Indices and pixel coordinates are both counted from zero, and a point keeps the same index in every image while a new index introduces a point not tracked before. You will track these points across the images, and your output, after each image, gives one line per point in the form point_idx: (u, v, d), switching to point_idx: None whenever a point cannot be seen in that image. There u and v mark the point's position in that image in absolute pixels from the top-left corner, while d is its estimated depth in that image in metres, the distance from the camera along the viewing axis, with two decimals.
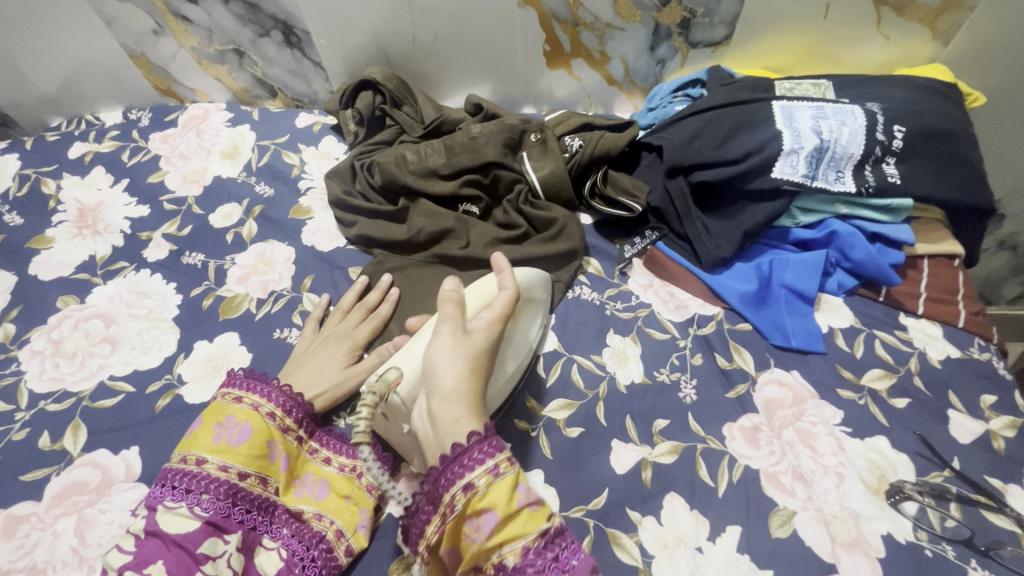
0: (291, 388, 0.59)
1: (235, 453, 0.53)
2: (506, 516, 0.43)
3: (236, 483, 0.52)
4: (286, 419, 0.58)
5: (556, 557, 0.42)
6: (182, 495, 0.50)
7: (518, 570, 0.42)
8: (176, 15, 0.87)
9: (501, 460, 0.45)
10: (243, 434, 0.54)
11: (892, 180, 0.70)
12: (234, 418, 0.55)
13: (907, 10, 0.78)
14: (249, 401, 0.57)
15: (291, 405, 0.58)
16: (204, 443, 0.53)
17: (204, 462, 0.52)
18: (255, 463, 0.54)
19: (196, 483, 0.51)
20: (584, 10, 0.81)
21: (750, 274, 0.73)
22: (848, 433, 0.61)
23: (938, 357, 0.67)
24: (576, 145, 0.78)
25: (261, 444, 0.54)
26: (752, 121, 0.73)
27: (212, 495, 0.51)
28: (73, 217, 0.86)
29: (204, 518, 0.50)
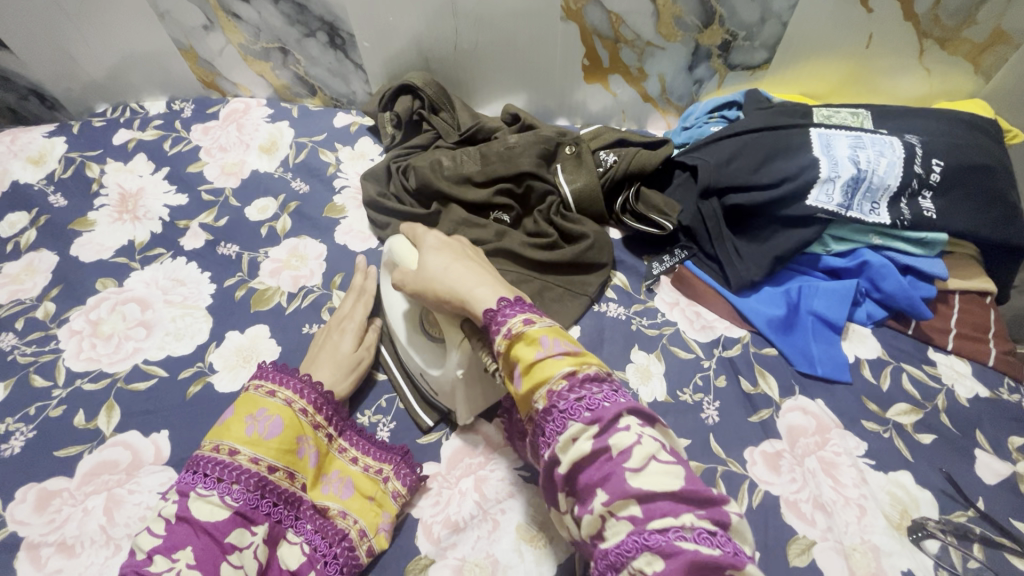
0: (322, 386, 0.61)
1: (266, 446, 0.54)
2: (528, 368, 0.46)
3: (266, 476, 0.53)
4: (316, 416, 0.60)
5: (580, 398, 0.43)
6: (213, 484, 0.51)
7: (547, 412, 0.44)
8: (227, 12, 0.89)
9: (523, 318, 0.48)
10: (274, 428, 0.55)
11: (927, 214, 0.70)
12: (266, 412, 0.56)
13: (951, 44, 0.78)
14: (281, 396, 0.58)
15: (321, 402, 0.60)
16: (236, 434, 0.54)
17: (236, 453, 0.53)
18: (283, 458, 0.55)
19: (228, 473, 0.52)
20: (626, 27, 0.82)
21: (779, 298, 0.72)
22: (871, 465, 0.61)
23: (967, 395, 0.66)
24: (610, 160, 0.79)
25: (292, 440, 0.56)
26: (790, 147, 0.73)
27: (242, 485, 0.52)
28: (114, 202, 0.88)
29: (233, 508, 0.51)
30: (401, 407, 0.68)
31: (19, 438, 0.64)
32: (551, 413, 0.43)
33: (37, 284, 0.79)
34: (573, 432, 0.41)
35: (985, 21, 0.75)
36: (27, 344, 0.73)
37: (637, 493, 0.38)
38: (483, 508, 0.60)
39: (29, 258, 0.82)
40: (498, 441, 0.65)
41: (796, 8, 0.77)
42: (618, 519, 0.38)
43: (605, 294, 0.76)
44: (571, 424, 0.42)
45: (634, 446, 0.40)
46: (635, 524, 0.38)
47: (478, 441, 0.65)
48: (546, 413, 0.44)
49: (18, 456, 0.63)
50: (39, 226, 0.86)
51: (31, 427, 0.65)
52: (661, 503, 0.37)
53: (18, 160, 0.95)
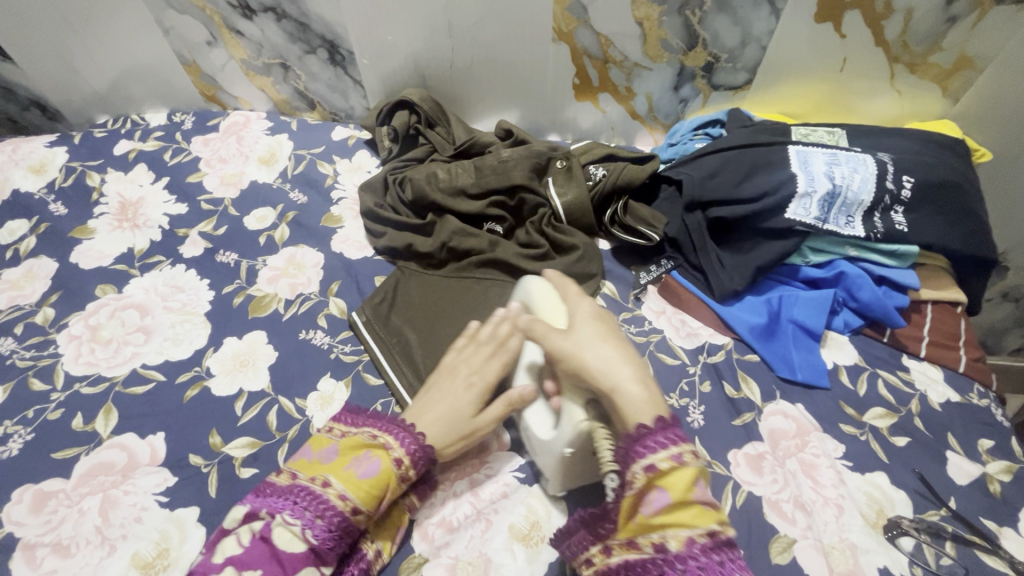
0: (428, 442, 0.57)
1: (357, 487, 0.52)
2: (675, 507, 0.44)
3: (349, 518, 0.52)
4: (409, 469, 0.55)
5: (722, 563, 0.41)
6: (301, 514, 0.51)
7: (679, 561, 0.42)
8: (231, 28, 0.92)
9: (676, 451, 0.45)
10: (370, 470, 0.54)
11: (899, 228, 0.73)
12: (368, 454, 0.55)
13: (920, 68, 0.82)
14: (383, 440, 0.56)
15: (418, 456, 0.55)
16: (335, 468, 0.54)
17: (328, 486, 0.52)
18: (371, 503, 0.53)
19: (315, 506, 0.51)
20: (614, 48, 0.86)
21: (760, 307, 0.76)
22: (849, 467, 0.64)
23: (939, 400, 0.69)
24: (599, 174, 0.83)
25: (382, 489, 0.53)
26: (770, 163, 0.77)
27: (325, 523, 0.51)
28: (114, 210, 0.90)
29: (310, 545, 0.50)
30: (396, 410, 0.69)
31: (17, 440, 0.65)
32: (679, 563, 0.42)
33: (37, 291, 0.80)
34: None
35: (950, 47, 0.79)
36: (26, 348, 0.74)
37: None
38: (477, 509, 0.62)
39: (29, 265, 0.84)
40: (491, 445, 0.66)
41: (774, 34, 0.81)
42: None
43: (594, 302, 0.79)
44: None
45: None
46: None
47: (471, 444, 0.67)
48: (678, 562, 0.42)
49: (15, 458, 0.64)
50: (40, 233, 0.87)
51: (30, 430, 0.66)
52: None
53: (19, 169, 0.96)
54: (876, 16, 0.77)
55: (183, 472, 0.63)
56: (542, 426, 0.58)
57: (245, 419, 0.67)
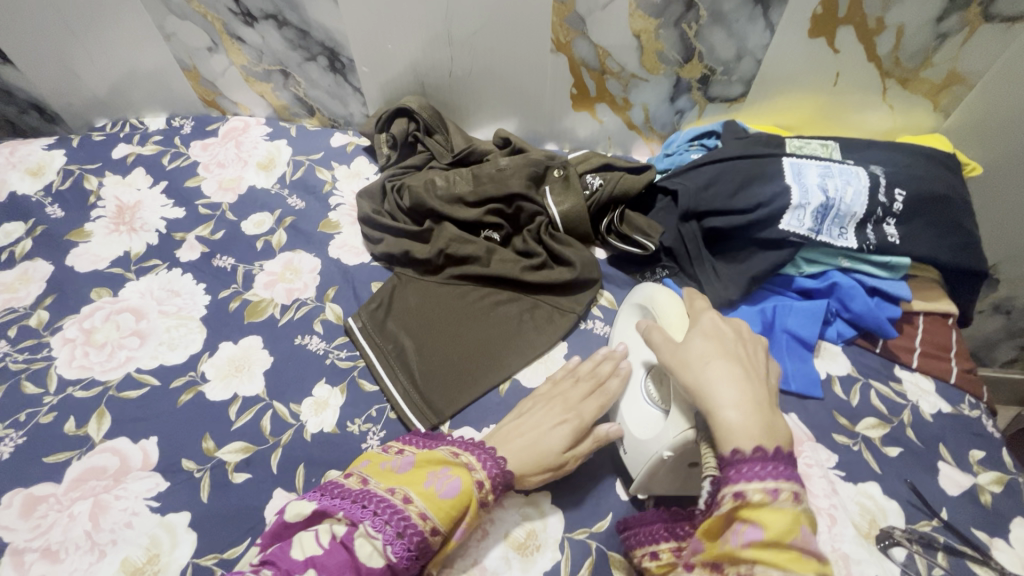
0: (505, 464, 0.57)
1: (439, 506, 0.52)
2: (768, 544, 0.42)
3: (427, 536, 0.51)
4: (488, 491, 0.55)
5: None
6: (381, 526, 0.50)
7: None
8: (232, 35, 0.93)
9: (781, 488, 0.43)
10: (452, 490, 0.53)
11: (891, 239, 0.75)
12: (448, 471, 0.55)
13: (912, 83, 0.84)
14: (465, 461, 0.56)
15: (497, 478, 0.56)
16: (415, 484, 0.53)
17: (410, 501, 0.52)
18: (448, 525, 0.52)
19: (396, 520, 0.50)
20: (612, 60, 0.87)
21: (755, 316, 0.75)
22: (841, 477, 0.64)
23: (930, 411, 0.70)
24: (596, 184, 0.84)
25: (463, 509, 0.53)
26: (764, 175, 0.77)
27: (406, 539, 0.50)
28: (111, 213, 0.90)
29: (389, 562, 0.49)
30: (391, 416, 0.69)
31: (8, 444, 0.65)
32: None
33: (31, 293, 0.80)
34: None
35: (941, 63, 0.80)
36: (19, 351, 0.73)
37: None
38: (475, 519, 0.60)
39: (24, 267, 0.83)
40: None
41: (769, 47, 0.83)
42: None
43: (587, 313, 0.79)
44: None
45: None
46: None
47: None
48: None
49: (6, 461, 0.63)
50: (36, 236, 0.87)
51: (21, 433, 0.66)
52: None
53: (16, 171, 0.96)
54: (868, 32, 0.79)
55: (175, 477, 0.63)
56: (646, 430, 0.59)
57: (239, 423, 0.67)
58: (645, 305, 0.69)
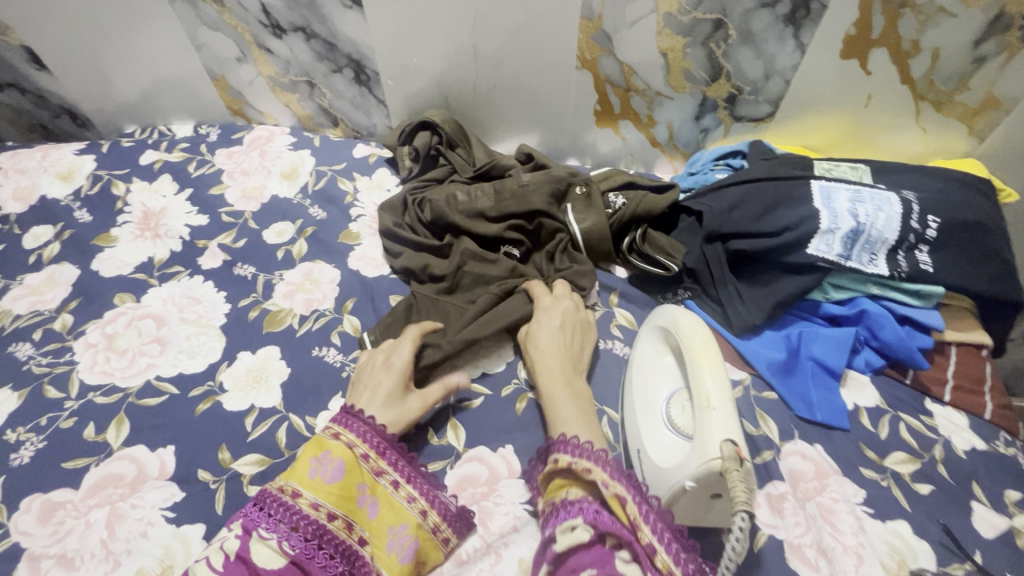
0: (384, 429, 0.62)
1: (326, 491, 0.55)
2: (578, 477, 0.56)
3: (324, 523, 0.54)
4: (378, 461, 0.60)
5: (597, 510, 0.52)
6: (274, 526, 0.53)
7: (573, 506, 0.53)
8: (261, 46, 0.94)
9: (589, 465, 0.55)
10: (336, 472, 0.57)
11: (924, 267, 0.72)
12: (329, 455, 0.58)
13: (946, 107, 0.81)
14: (341, 438, 0.60)
15: (382, 445, 0.61)
16: (300, 478, 0.56)
17: (298, 496, 0.55)
18: (342, 506, 0.56)
19: (290, 518, 0.53)
20: (637, 77, 0.86)
21: (779, 342, 0.74)
22: (869, 514, 0.62)
23: (963, 447, 0.67)
24: (619, 203, 0.83)
25: (351, 486, 0.57)
26: (792, 198, 0.76)
27: (301, 532, 0.53)
28: (137, 219, 0.91)
29: (290, 556, 0.52)
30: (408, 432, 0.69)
31: (28, 448, 0.65)
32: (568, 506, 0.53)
33: (57, 297, 0.81)
34: (575, 524, 0.52)
35: (977, 87, 0.78)
36: (43, 354, 0.74)
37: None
38: (487, 541, 0.60)
39: (51, 271, 0.85)
40: (502, 472, 0.65)
41: (798, 68, 0.81)
42: None
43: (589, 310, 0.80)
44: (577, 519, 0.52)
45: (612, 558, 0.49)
46: None
47: (482, 471, 0.66)
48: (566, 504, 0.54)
49: (26, 466, 0.64)
50: (64, 240, 0.89)
51: (41, 438, 0.66)
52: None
53: (47, 175, 0.98)
54: (902, 54, 0.77)
55: (190, 487, 0.63)
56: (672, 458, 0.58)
57: (255, 434, 0.67)
58: (669, 328, 0.67)
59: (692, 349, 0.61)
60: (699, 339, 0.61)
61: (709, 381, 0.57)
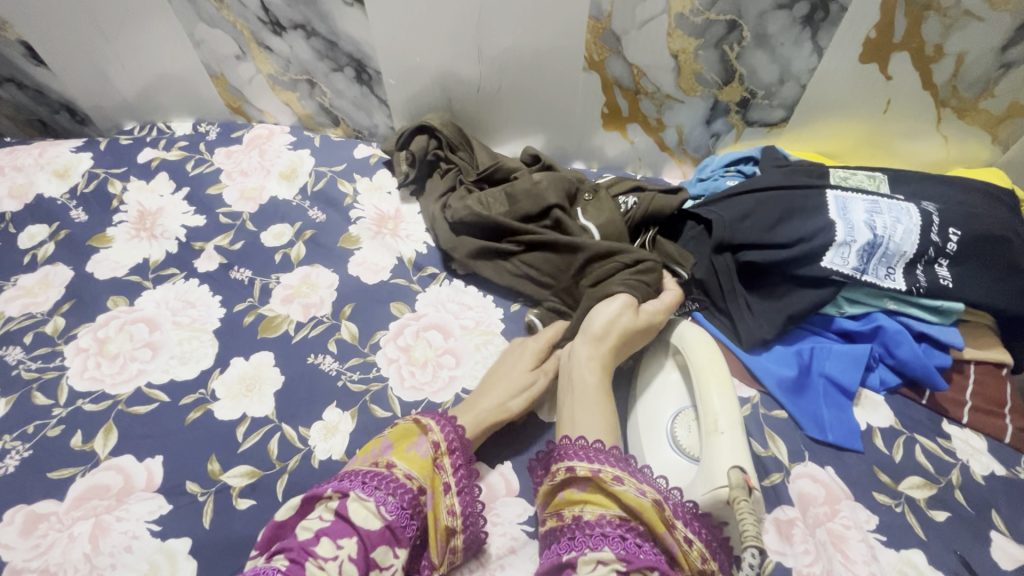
0: (464, 432, 0.61)
1: (418, 465, 0.57)
2: (599, 493, 0.50)
3: (416, 494, 0.55)
4: (445, 457, 0.59)
5: (624, 537, 0.47)
6: (371, 490, 0.53)
7: (591, 527, 0.48)
8: (260, 44, 0.92)
9: (613, 471, 0.51)
10: (422, 454, 0.58)
11: (943, 283, 0.69)
12: (421, 437, 0.59)
13: (968, 114, 0.78)
14: (427, 426, 0.60)
15: (454, 441, 0.60)
16: (397, 451, 0.58)
17: (393, 467, 0.56)
18: (426, 486, 0.56)
19: (387, 484, 0.54)
20: (647, 79, 0.83)
21: (790, 358, 0.71)
22: (882, 542, 0.59)
23: (982, 472, 0.64)
24: (630, 204, 0.80)
25: (429, 473, 0.57)
26: (807, 208, 0.73)
27: (397, 499, 0.53)
28: (132, 219, 0.90)
29: (386, 521, 0.51)
30: None
31: (14, 457, 0.64)
32: (590, 530, 0.48)
33: (49, 298, 0.80)
34: (601, 558, 0.46)
35: (1003, 94, 0.75)
36: (32, 359, 0.73)
37: None
38: (482, 564, 0.58)
39: (44, 272, 0.83)
40: (499, 490, 0.63)
41: (815, 72, 0.78)
42: None
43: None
44: (603, 549, 0.46)
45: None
46: None
47: (479, 488, 0.63)
48: (588, 526, 0.48)
49: (11, 475, 0.62)
50: (58, 240, 0.87)
51: (28, 446, 0.65)
52: None
53: (44, 173, 0.97)
54: (925, 59, 0.73)
55: (179, 500, 0.61)
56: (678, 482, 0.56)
57: (246, 445, 0.65)
58: (677, 345, 0.65)
59: (697, 363, 0.59)
60: (706, 359, 0.59)
61: (718, 404, 0.54)
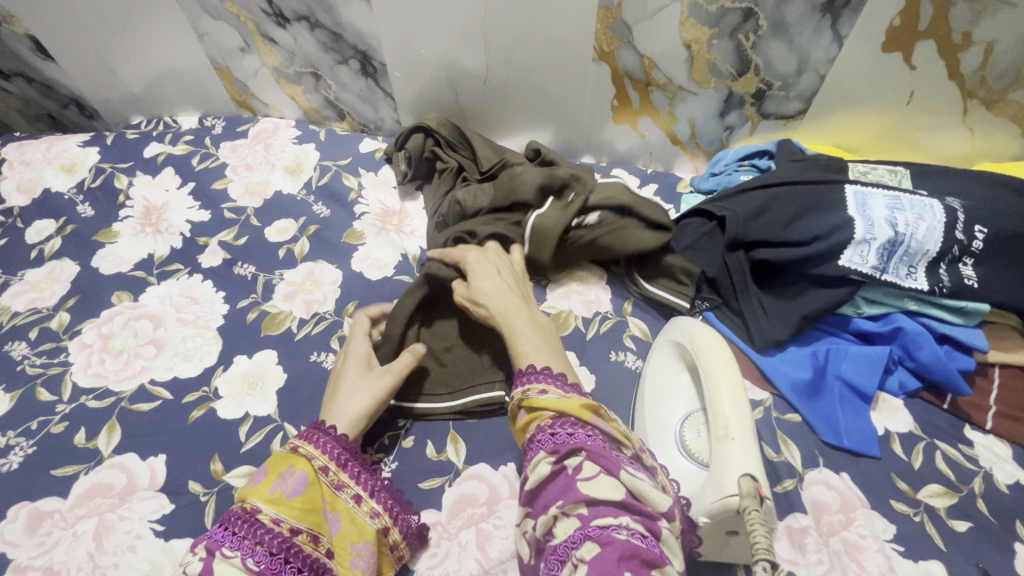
0: (346, 438, 0.58)
1: (289, 506, 0.52)
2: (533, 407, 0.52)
3: (288, 538, 0.51)
4: (338, 474, 0.56)
5: (554, 432, 0.48)
6: (238, 544, 0.49)
7: (532, 442, 0.49)
8: (264, 36, 0.90)
9: (540, 386, 0.52)
10: (298, 486, 0.54)
11: (968, 283, 0.66)
12: (291, 469, 0.55)
13: (997, 106, 0.74)
14: (302, 450, 0.56)
15: (342, 454, 0.57)
16: (260, 490, 0.53)
17: (260, 512, 0.52)
18: (308, 519, 0.53)
19: (251, 532, 0.50)
20: (658, 71, 0.81)
21: (805, 360, 0.69)
22: (899, 552, 0.57)
23: (1006, 481, 0.62)
24: (593, 219, 0.77)
25: (318, 499, 0.54)
26: (824, 205, 0.70)
27: (266, 547, 0.49)
28: (138, 214, 0.89)
29: (254, 572, 0.48)
30: (406, 446, 0.66)
31: (18, 453, 0.64)
32: (533, 443, 0.49)
33: (55, 294, 0.80)
34: (541, 457, 0.47)
35: None
36: (37, 355, 0.73)
37: (586, 497, 0.42)
38: (485, 568, 0.57)
39: (51, 267, 0.83)
40: (502, 492, 0.62)
41: (834, 62, 0.75)
42: (569, 518, 0.43)
43: (590, 319, 0.76)
44: (539, 454, 0.47)
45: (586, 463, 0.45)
46: (582, 521, 0.42)
47: (482, 490, 0.62)
48: (531, 440, 0.50)
49: (16, 471, 0.63)
50: (65, 236, 0.87)
51: (32, 443, 0.65)
52: (604, 507, 0.42)
53: (51, 168, 0.97)
54: (952, 47, 0.70)
55: (181, 499, 0.61)
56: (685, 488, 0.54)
57: (248, 444, 0.64)
58: (683, 345, 0.63)
59: (706, 367, 0.57)
60: (717, 362, 0.56)
61: (728, 408, 0.52)
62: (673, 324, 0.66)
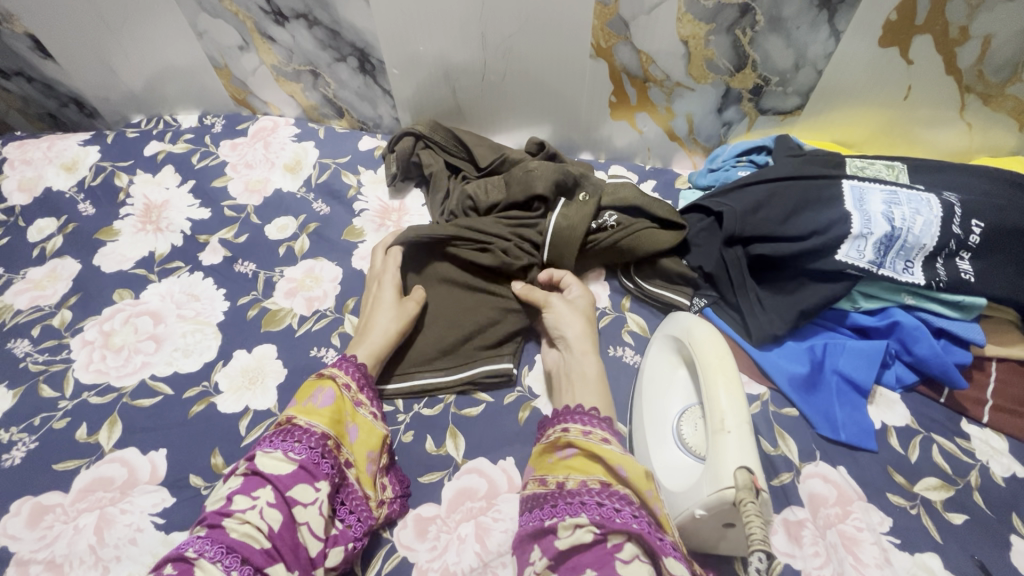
0: (365, 367, 0.65)
1: (320, 414, 0.57)
2: (585, 455, 0.54)
3: (322, 438, 0.56)
4: (358, 394, 0.63)
5: (601, 504, 0.48)
6: (278, 443, 0.54)
7: (570, 493, 0.51)
8: (263, 34, 0.91)
9: (603, 437, 0.55)
10: (327, 398, 0.59)
11: (964, 277, 0.66)
12: (319, 386, 0.60)
13: (995, 100, 0.74)
14: (328, 372, 0.61)
15: (361, 380, 0.63)
16: (296, 405, 0.58)
17: (296, 419, 0.56)
18: (335, 427, 0.58)
19: (290, 433, 0.55)
20: (656, 67, 0.81)
21: (802, 355, 0.69)
22: (895, 544, 0.57)
23: (1002, 473, 0.62)
24: (612, 221, 0.77)
25: (343, 411, 0.59)
26: (821, 199, 0.71)
27: (304, 443, 0.54)
28: (139, 212, 0.90)
29: (297, 462, 0.53)
30: (404, 441, 0.66)
31: (21, 449, 0.65)
32: (572, 496, 0.50)
33: (57, 292, 0.80)
34: (578, 522, 0.48)
35: None
36: (40, 352, 0.74)
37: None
38: (484, 560, 0.57)
39: (53, 265, 0.84)
40: (501, 486, 0.62)
41: (832, 57, 0.75)
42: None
43: None
44: (580, 513, 0.48)
45: (626, 543, 0.46)
46: None
47: (481, 484, 0.63)
48: (569, 491, 0.51)
49: (19, 466, 0.63)
50: (67, 234, 0.88)
51: (34, 438, 0.65)
52: None
53: (52, 166, 0.97)
54: (948, 42, 0.70)
55: (182, 493, 0.61)
56: (680, 482, 0.55)
57: (248, 439, 0.65)
58: (682, 340, 0.63)
59: (704, 360, 0.57)
60: (714, 353, 0.57)
61: (725, 401, 0.52)
62: (670, 323, 0.67)
